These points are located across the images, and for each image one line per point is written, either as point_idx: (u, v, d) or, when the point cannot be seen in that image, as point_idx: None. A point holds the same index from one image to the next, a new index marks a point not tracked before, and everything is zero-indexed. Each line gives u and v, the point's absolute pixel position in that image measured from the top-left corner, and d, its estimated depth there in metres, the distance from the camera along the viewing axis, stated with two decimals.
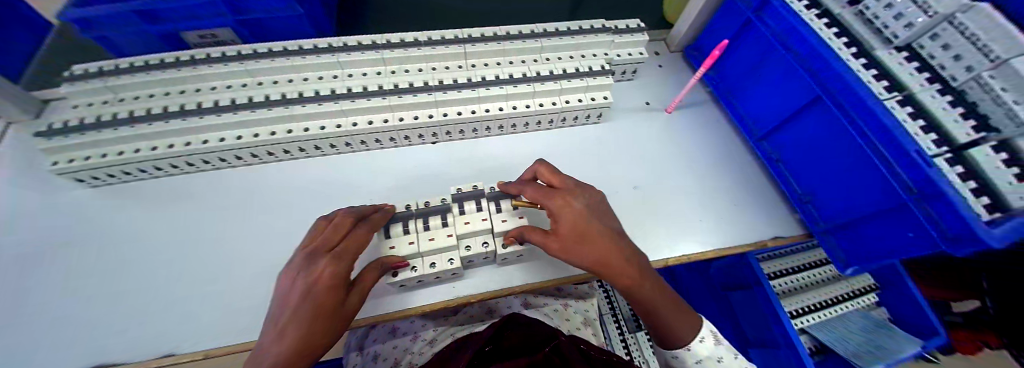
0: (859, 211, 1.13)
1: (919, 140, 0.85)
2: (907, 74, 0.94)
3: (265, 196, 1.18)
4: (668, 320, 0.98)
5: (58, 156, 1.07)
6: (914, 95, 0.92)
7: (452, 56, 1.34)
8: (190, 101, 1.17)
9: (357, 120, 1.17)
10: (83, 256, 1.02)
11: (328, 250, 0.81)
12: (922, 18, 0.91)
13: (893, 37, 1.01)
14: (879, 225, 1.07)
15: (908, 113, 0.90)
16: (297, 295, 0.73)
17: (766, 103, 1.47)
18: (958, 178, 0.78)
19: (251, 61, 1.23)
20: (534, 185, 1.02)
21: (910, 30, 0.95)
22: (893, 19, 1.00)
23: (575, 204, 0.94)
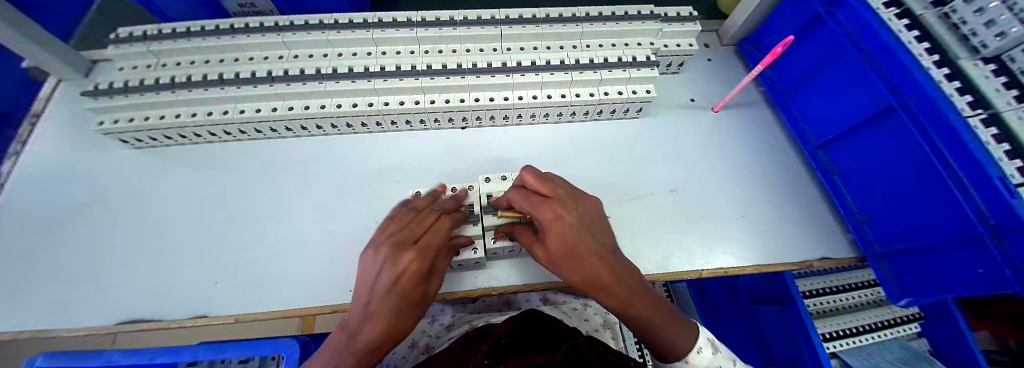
0: (918, 237, 0.95)
1: (1003, 165, 0.69)
2: (998, 99, 0.76)
3: (290, 165, 1.26)
4: (670, 346, 0.70)
5: (142, 116, 1.22)
6: (1000, 115, 0.74)
7: (489, 38, 1.21)
8: (229, 71, 1.24)
9: (388, 101, 1.12)
10: (143, 213, 1.18)
11: (413, 238, 0.70)
12: (1017, 27, 0.75)
13: (982, 47, 0.83)
14: (941, 255, 0.90)
15: (1005, 152, 0.70)
16: (386, 288, 0.62)
17: (823, 109, 1.21)
18: None
19: (288, 32, 1.24)
20: (523, 189, 0.78)
21: (1001, 40, 0.78)
22: (983, 27, 0.82)
23: (568, 217, 0.68)
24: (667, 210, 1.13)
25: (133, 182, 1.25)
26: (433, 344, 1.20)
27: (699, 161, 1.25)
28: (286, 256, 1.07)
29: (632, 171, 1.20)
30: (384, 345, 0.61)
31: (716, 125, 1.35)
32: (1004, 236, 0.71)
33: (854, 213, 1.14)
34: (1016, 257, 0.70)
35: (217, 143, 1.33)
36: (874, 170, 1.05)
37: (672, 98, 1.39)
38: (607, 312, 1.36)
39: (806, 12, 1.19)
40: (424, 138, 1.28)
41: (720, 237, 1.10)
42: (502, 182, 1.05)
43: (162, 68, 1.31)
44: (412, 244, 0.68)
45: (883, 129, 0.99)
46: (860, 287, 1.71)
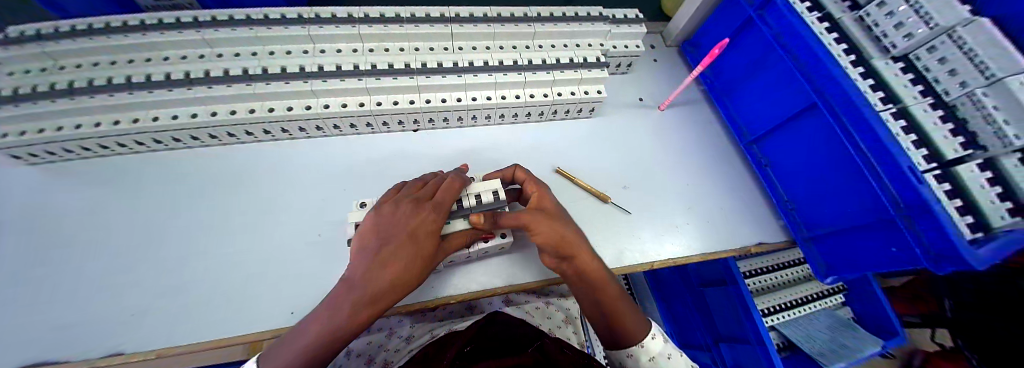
0: (842, 221, 1.03)
1: (911, 154, 0.79)
2: (905, 93, 0.87)
3: (223, 177, 1.15)
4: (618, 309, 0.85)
5: (34, 128, 1.06)
6: (906, 108, 0.85)
7: (437, 37, 1.17)
8: (142, 73, 1.11)
9: (329, 103, 1.06)
10: (39, 240, 1.02)
11: (430, 199, 0.83)
12: (921, 29, 0.86)
13: (891, 47, 0.94)
14: (860, 237, 0.99)
15: (910, 142, 0.80)
16: (409, 236, 0.74)
17: (755, 106, 1.30)
18: (944, 195, 0.74)
19: (211, 29, 1.12)
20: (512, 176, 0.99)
21: (908, 41, 0.89)
22: (893, 29, 0.92)
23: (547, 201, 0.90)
24: (620, 204, 1.16)
25: (30, 204, 1.08)
26: (392, 358, 1.14)
27: (650, 158, 1.29)
28: (222, 278, 0.97)
29: (586, 169, 1.22)
30: (380, 299, 0.69)
31: (667, 123, 1.41)
32: (909, 218, 0.81)
33: (784, 202, 1.23)
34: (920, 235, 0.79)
35: (137, 156, 1.19)
36: (801, 163, 1.14)
37: (624, 97, 1.44)
38: (569, 309, 1.38)
39: (740, 16, 1.26)
40: (374, 143, 1.22)
41: (671, 230, 1.14)
42: None
43: (62, 71, 1.15)
44: (429, 203, 0.81)
45: (807, 125, 1.08)
46: (794, 264, 1.89)
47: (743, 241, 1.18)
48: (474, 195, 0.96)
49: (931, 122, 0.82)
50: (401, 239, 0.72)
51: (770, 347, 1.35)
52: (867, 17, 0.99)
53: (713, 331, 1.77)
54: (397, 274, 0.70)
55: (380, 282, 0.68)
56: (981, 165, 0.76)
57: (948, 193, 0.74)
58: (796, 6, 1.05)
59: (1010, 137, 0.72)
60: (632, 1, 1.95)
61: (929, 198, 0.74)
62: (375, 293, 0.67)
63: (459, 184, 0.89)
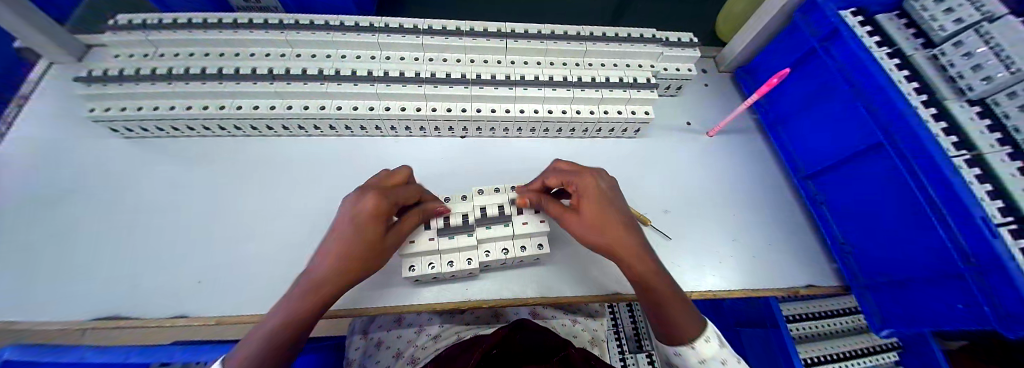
0: (905, 271, 0.96)
1: (986, 206, 0.72)
2: (981, 140, 0.81)
3: (284, 164, 1.25)
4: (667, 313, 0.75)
5: (134, 106, 1.20)
6: (982, 156, 0.79)
7: (492, 50, 1.23)
8: (229, 65, 1.23)
9: (388, 105, 1.13)
10: (126, 205, 1.15)
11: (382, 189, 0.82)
12: (1002, 73, 0.80)
13: (967, 89, 0.88)
14: (924, 291, 0.91)
15: (986, 192, 0.74)
16: (348, 226, 0.74)
17: (813, 140, 1.25)
18: (1021, 253, 0.66)
19: (292, 31, 1.24)
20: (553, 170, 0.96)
21: (987, 84, 0.83)
22: (971, 70, 0.87)
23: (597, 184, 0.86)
24: (659, 228, 1.14)
25: (122, 172, 1.22)
26: (420, 355, 1.17)
27: (693, 184, 1.27)
28: (273, 259, 1.05)
29: (626, 189, 1.22)
30: (322, 289, 0.71)
31: (711, 149, 1.38)
32: (981, 273, 0.74)
33: (841, 244, 1.16)
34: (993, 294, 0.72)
35: (212, 138, 1.31)
36: (861, 204, 1.08)
37: (669, 119, 1.42)
38: (595, 330, 1.35)
39: (802, 47, 1.23)
40: (422, 145, 1.28)
41: (710, 260, 1.11)
42: (495, 194, 1.04)
43: (163, 59, 1.30)
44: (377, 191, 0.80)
45: (871, 164, 1.02)
46: (840, 313, 1.76)
47: (786, 279, 1.12)
48: (515, 205, 1.02)
49: (1011, 174, 0.76)
50: (341, 229, 0.75)
51: None
52: (941, 56, 0.95)
53: None
54: (336, 265, 0.73)
55: (318, 268, 0.72)
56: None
57: None
58: (865, 40, 1.02)
59: None
60: (680, 24, 1.95)
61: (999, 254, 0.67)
62: (314, 279, 0.72)
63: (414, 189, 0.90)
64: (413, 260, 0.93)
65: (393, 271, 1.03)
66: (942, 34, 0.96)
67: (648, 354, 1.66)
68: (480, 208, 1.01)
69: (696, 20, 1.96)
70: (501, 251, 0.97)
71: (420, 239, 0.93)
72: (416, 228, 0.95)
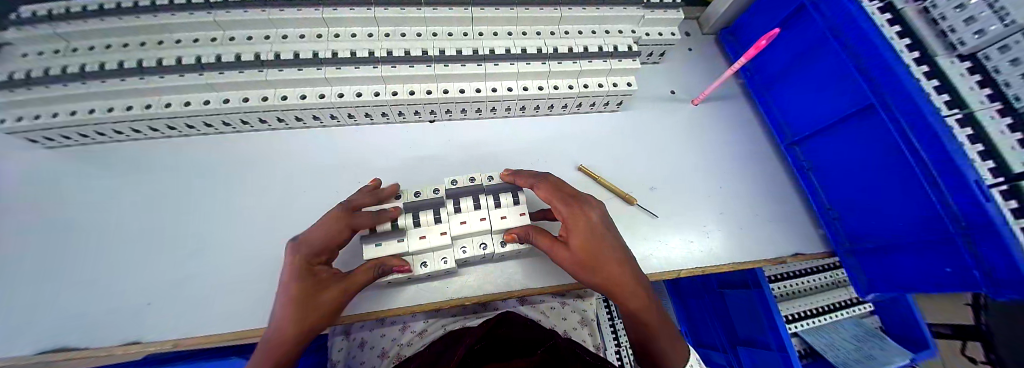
0: (893, 234, 0.95)
1: (977, 167, 0.69)
2: (972, 97, 0.74)
3: (236, 165, 1.13)
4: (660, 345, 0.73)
5: (48, 112, 1.04)
6: (973, 114, 0.72)
7: (457, 21, 1.10)
8: (153, 56, 1.07)
9: (343, 92, 1.01)
10: (57, 225, 1.02)
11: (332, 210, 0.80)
12: (994, 26, 0.72)
13: (958, 44, 0.80)
14: (911, 253, 0.90)
15: (976, 153, 0.70)
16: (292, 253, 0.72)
17: (801, 104, 1.20)
18: (1012, 216, 0.64)
19: (222, 11, 1.07)
20: (542, 181, 0.85)
21: (979, 38, 0.75)
22: (962, 23, 0.78)
23: (592, 216, 0.76)
24: (645, 206, 1.10)
25: (50, 188, 1.07)
26: (405, 352, 1.15)
27: (679, 156, 1.21)
28: (236, 271, 0.96)
29: (610, 166, 1.16)
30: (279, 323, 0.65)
31: (698, 118, 1.31)
32: (972, 236, 0.72)
33: (827, 209, 1.14)
34: (983, 257, 0.71)
35: (152, 142, 1.17)
36: (848, 168, 1.05)
37: (654, 89, 1.34)
38: (585, 310, 1.32)
39: (789, 4, 1.15)
40: (389, 134, 1.17)
41: (698, 234, 1.08)
42: (469, 185, 0.97)
43: (76, 54, 1.12)
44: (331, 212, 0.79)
45: (859, 126, 0.98)
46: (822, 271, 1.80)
47: (775, 249, 1.10)
48: (492, 197, 0.94)
49: (999, 132, 0.70)
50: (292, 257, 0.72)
51: (792, 355, 1.29)
52: (933, 9, 0.85)
53: (730, 334, 1.70)
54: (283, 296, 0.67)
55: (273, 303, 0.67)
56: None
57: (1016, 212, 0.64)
58: None
59: None
60: None
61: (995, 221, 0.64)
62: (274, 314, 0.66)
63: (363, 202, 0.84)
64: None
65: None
66: None
67: None
68: (453, 201, 0.94)
69: None
70: (480, 246, 0.91)
71: (387, 241, 0.86)
72: (384, 230, 0.86)
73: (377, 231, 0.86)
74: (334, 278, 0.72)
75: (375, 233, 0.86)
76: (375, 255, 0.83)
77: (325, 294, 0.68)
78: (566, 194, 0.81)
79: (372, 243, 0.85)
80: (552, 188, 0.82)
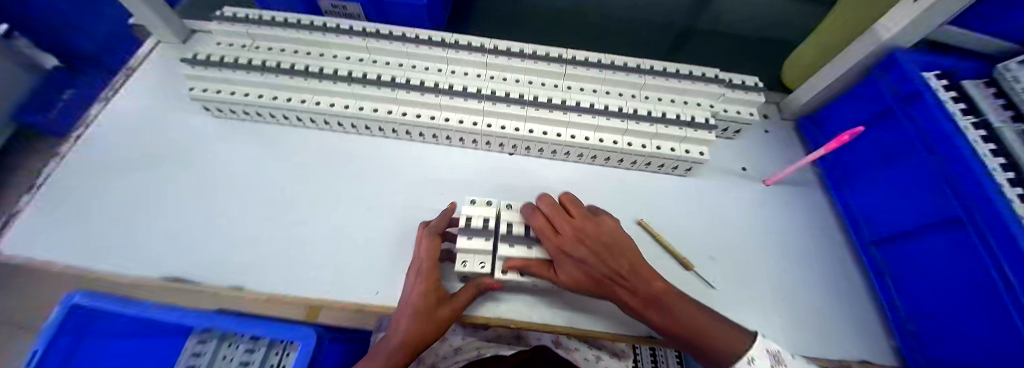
0: (972, 362, 0.84)
1: None
2: None
3: (342, 158, 1.30)
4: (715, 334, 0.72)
5: (223, 89, 1.30)
6: None
7: (552, 74, 1.26)
8: (311, 64, 1.33)
9: (448, 116, 1.19)
10: (202, 177, 1.24)
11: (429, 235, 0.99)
12: None
13: None
14: None
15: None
16: (416, 282, 0.89)
17: (884, 204, 1.15)
18: None
19: (371, 39, 1.35)
20: (536, 217, 0.96)
21: None
22: None
23: (573, 253, 0.87)
24: (705, 276, 1.09)
25: (197, 147, 1.32)
26: (438, 361, 1.18)
27: (745, 234, 1.21)
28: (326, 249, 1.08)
29: (673, 228, 1.19)
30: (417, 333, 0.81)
31: (767, 198, 1.31)
32: None
33: (906, 323, 1.04)
34: None
35: (280, 126, 1.42)
36: (932, 281, 0.98)
37: (722, 162, 1.38)
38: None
39: (879, 104, 1.16)
40: (469, 157, 1.31)
41: (760, 319, 1.04)
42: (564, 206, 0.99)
43: (250, 50, 1.41)
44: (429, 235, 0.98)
45: (944, 237, 0.94)
46: None
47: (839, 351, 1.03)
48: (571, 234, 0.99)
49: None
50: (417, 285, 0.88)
51: None
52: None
53: None
54: (415, 310, 0.83)
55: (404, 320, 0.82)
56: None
57: None
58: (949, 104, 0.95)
59: None
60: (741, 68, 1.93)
61: None
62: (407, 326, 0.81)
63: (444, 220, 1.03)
64: (468, 257, 0.96)
65: (445, 265, 1.05)
66: None
67: None
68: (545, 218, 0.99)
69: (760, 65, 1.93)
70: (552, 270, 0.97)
71: (476, 238, 0.96)
72: (475, 226, 0.97)
73: (470, 227, 0.98)
74: (444, 299, 0.89)
75: (467, 229, 0.97)
76: (466, 246, 0.94)
77: (443, 308, 0.85)
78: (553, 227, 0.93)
79: (464, 236, 0.97)
80: (544, 221, 0.95)
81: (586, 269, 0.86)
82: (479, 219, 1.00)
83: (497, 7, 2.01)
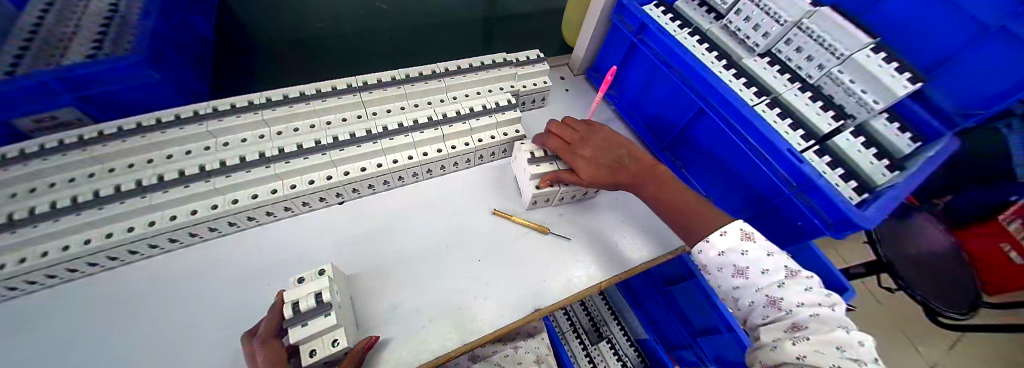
0: (757, 203, 1.16)
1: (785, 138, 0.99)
2: (777, 84, 1.16)
3: (113, 303, 0.94)
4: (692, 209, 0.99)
5: None
6: (780, 96, 1.14)
7: (350, 106, 1.23)
8: (0, 213, 0.93)
9: (238, 197, 1.03)
10: None
11: (265, 343, 0.77)
12: (776, 27, 1.17)
13: (755, 46, 1.24)
14: (775, 214, 1.12)
15: (789, 125, 1.06)
16: None
17: (654, 115, 1.44)
18: (826, 166, 1.00)
19: (98, 144, 1.07)
20: (552, 137, 1.16)
21: (767, 38, 1.20)
22: (753, 30, 1.23)
23: (585, 153, 1.09)
24: (559, 232, 1.21)
25: None
26: None
27: None
28: None
29: (519, 206, 1.28)
30: None
31: None
32: (804, 193, 0.97)
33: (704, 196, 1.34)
34: (814, 204, 0.95)
35: None
36: (705, 158, 1.29)
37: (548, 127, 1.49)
38: (538, 347, 1.33)
39: (625, 42, 1.43)
40: (298, 227, 1.16)
41: (610, 247, 1.20)
42: (316, 278, 0.88)
43: None
44: (262, 346, 0.76)
45: (702, 126, 1.24)
46: None
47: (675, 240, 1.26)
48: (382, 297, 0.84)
49: (891, 76, 0.98)
50: None
51: (740, 331, 1.28)
52: (728, 24, 1.30)
53: (688, 326, 1.73)
54: None
55: None
56: (853, 132, 1.07)
57: (831, 165, 1.01)
58: (667, 28, 1.25)
59: (873, 103, 1.01)
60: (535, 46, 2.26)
61: (812, 174, 0.91)
62: None
63: (274, 319, 0.82)
64: (315, 343, 0.81)
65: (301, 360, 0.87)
66: (724, 6, 1.30)
67: (607, 341, 1.93)
68: (318, 291, 0.84)
69: (548, 40, 2.31)
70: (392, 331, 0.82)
71: (315, 317, 0.81)
72: (308, 307, 0.81)
73: (300, 311, 0.81)
74: None
75: (298, 314, 0.81)
76: (303, 335, 0.78)
77: None
78: (567, 140, 1.15)
79: (297, 325, 0.81)
80: (558, 138, 1.16)
81: (596, 161, 1.07)
82: (308, 297, 0.83)
83: (276, 59, 1.87)
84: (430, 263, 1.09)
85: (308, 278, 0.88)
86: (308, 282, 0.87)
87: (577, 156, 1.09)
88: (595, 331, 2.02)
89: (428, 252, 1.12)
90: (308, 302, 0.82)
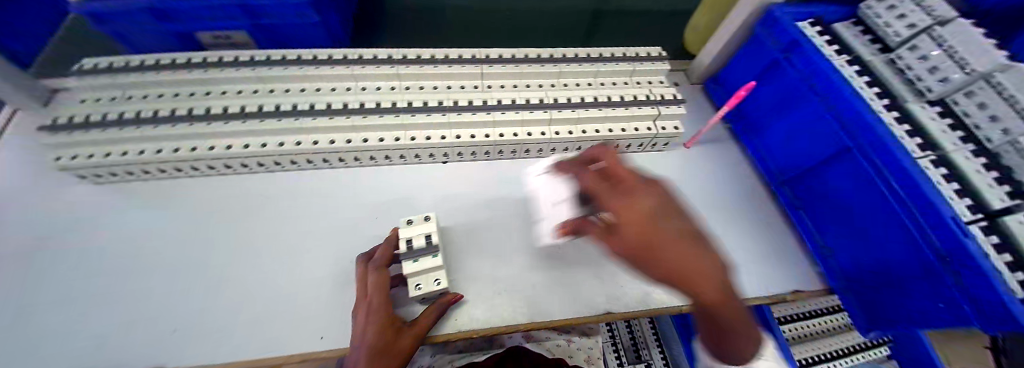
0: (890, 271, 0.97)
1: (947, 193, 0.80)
2: (946, 140, 0.91)
3: (260, 200, 1.13)
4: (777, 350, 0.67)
5: (97, 152, 1.07)
6: (948, 156, 0.88)
7: (468, 76, 1.30)
8: (199, 106, 1.18)
9: (367, 137, 1.15)
10: (64, 260, 0.95)
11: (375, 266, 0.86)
12: (957, 74, 0.95)
13: (926, 91, 1.03)
14: (911, 291, 0.92)
15: (954, 191, 0.80)
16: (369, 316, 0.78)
17: (783, 146, 1.34)
18: None
19: (264, 67, 1.25)
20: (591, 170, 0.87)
21: (944, 84, 0.97)
22: (928, 73, 1.03)
23: (645, 201, 0.72)
24: None
25: (59, 223, 1.03)
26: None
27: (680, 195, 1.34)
28: (258, 302, 0.91)
29: None
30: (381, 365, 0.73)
31: (693, 157, 1.49)
32: (960, 274, 0.75)
33: (821, 247, 1.21)
34: (972, 291, 0.73)
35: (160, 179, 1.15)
36: (832, 203, 1.16)
37: None
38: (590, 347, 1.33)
39: (766, 57, 1.32)
40: (404, 175, 1.25)
41: None
42: (424, 223, 0.95)
43: (123, 102, 1.19)
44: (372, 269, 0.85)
45: (841, 166, 1.09)
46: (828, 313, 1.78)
47: (773, 282, 1.17)
48: None
49: None
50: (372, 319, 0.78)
51: None
52: (897, 60, 1.13)
53: None
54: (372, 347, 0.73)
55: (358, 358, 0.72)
56: None
57: None
58: (824, 47, 1.12)
59: None
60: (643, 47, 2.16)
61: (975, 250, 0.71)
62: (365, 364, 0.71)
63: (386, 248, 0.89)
64: (420, 279, 0.88)
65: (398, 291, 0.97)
66: (896, 39, 1.15)
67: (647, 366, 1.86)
68: (426, 235, 0.92)
69: (658, 42, 2.18)
70: None
71: (422, 257, 0.89)
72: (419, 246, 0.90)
73: (413, 248, 0.90)
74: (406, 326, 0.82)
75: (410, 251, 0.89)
76: (413, 270, 0.86)
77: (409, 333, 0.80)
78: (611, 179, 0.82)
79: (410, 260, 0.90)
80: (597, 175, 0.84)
81: (638, 220, 0.69)
82: (420, 238, 0.92)
83: (401, 18, 2.02)
84: (516, 239, 1.13)
85: (419, 222, 0.95)
86: (421, 225, 0.94)
87: (624, 199, 0.74)
88: (634, 352, 1.92)
89: (517, 227, 1.15)
90: (420, 242, 0.91)
